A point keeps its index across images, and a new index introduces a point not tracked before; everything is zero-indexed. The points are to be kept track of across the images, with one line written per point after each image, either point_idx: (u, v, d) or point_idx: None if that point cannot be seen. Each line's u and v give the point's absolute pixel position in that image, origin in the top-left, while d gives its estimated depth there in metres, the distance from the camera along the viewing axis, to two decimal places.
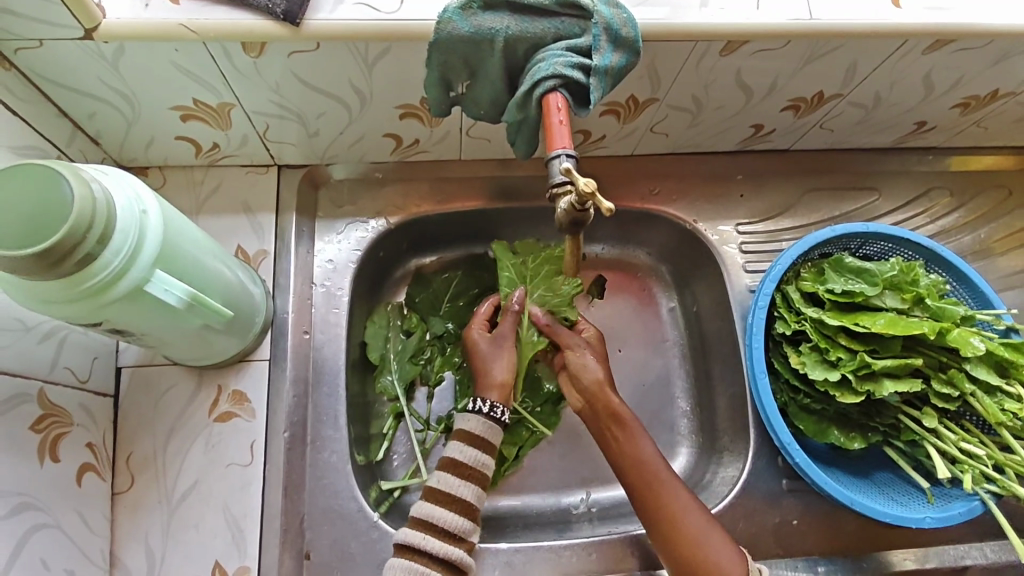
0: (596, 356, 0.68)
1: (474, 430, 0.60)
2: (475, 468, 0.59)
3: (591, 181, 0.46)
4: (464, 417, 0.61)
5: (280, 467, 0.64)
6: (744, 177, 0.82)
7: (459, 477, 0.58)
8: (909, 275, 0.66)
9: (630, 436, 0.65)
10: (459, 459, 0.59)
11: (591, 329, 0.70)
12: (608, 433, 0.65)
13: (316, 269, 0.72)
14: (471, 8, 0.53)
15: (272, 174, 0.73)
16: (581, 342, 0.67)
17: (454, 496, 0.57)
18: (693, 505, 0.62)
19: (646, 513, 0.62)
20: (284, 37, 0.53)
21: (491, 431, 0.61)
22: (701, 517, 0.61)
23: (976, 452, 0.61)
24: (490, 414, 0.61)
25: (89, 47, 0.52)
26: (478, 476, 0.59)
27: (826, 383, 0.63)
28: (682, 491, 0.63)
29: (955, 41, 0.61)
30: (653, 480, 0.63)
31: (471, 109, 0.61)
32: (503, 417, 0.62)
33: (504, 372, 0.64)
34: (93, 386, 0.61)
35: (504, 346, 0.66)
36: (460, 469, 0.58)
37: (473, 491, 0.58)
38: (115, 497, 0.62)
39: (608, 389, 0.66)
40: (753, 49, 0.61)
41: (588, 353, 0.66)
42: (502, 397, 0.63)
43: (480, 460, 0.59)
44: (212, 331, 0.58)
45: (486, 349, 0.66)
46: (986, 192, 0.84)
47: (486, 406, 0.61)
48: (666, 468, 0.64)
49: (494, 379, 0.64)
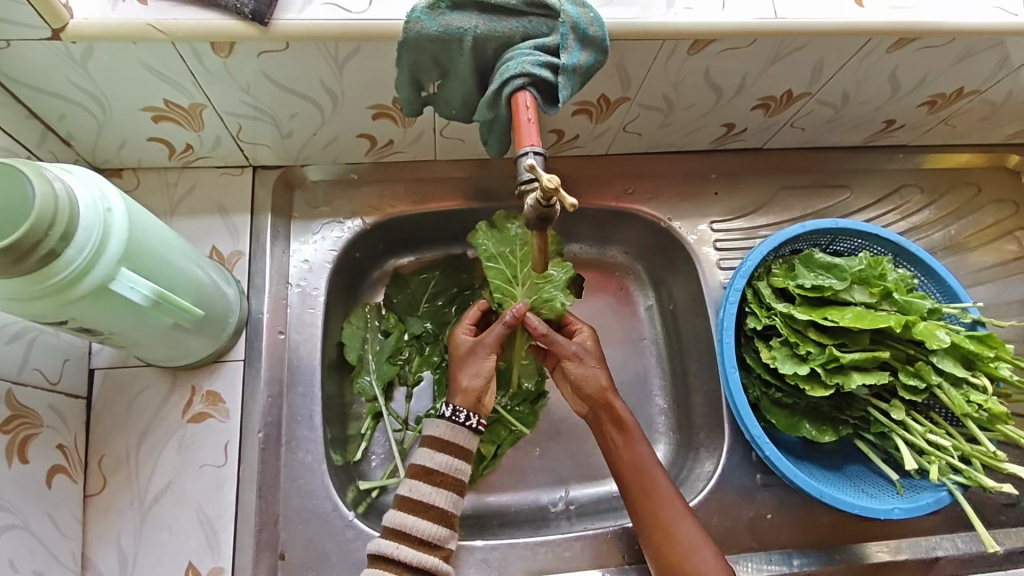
0: (596, 361, 0.68)
1: (444, 436, 0.59)
2: (447, 474, 0.59)
3: (554, 176, 0.47)
4: (433, 423, 0.61)
5: (255, 467, 0.64)
6: (718, 175, 0.83)
7: (432, 484, 0.58)
8: (876, 269, 0.67)
9: (632, 441, 0.66)
10: (429, 466, 0.58)
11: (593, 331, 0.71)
12: (611, 439, 0.67)
13: (292, 269, 0.72)
14: (439, 9, 0.54)
15: (247, 177, 0.73)
16: (580, 351, 0.67)
17: (427, 504, 0.57)
18: (685, 515, 0.63)
19: (641, 519, 0.63)
20: (252, 36, 0.53)
21: (458, 435, 0.60)
22: (693, 524, 0.62)
23: (942, 443, 0.62)
24: (454, 418, 0.60)
25: (58, 47, 0.52)
26: (452, 482, 0.59)
27: (797, 376, 0.64)
28: (676, 498, 0.64)
29: (917, 39, 0.62)
30: (651, 486, 0.64)
31: (443, 109, 0.62)
32: (467, 421, 0.60)
33: (472, 380, 0.64)
34: (64, 388, 0.61)
35: (481, 355, 0.65)
36: (432, 476, 0.58)
37: (447, 498, 0.58)
38: (87, 499, 0.62)
39: (612, 395, 0.67)
40: (719, 48, 0.62)
41: (590, 360, 0.67)
42: (466, 404, 0.62)
43: (453, 466, 0.59)
44: (184, 331, 0.58)
45: (464, 354, 0.66)
46: (955, 189, 0.86)
47: (450, 410, 0.61)
48: (662, 476, 0.65)
49: (461, 384, 0.64)
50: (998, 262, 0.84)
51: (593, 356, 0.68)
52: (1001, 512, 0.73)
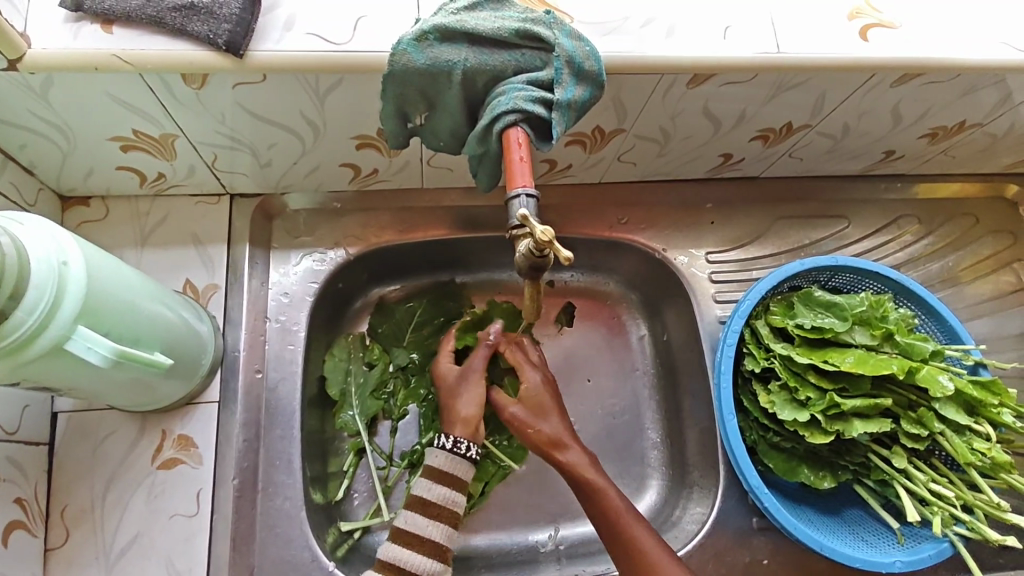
0: (549, 415, 0.65)
1: (443, 467, 0.58)
2: (444, 506, 0.57)
3: (549, 228, 0.45)
4: (432, 453, 0.59)
5: (228, 517, 0.61)
6: (714, 205, 0.81)
7: (428, 517, 0.56)
8: (878, 310, 0.65)
9: (595, 494, 0.62)
10: (426, 498, 0.57)
11: (533, 380, 0.66)
12: (579, 491, 0.63)
13: (270, 303, 0.69)
14: (426, 40, 0.51)
15: (223, 205, 0.70)
16: (523, 408, 0.65)
17: (422, 538, 0.56)
18: (659, 547, 0.59)
19: (621, 565, 0.60)
20: (226, 68, 0.50)
21: (457, 467, 0.58)
22: (666, 556, 0.59)
23: (945, 494, 0.60)
24: (454, 449, 0.58)
25: (14, 77, 0.48)
26: (448, 514, 0.57)
27: (796, 423, 0.62)
28: (648, 535, 0.60)
29: (922, 75, 0.60)
30: (624, 533, 0.60)
31: (431, 141, 0.58)
32: (468, 452, 0.59)
33: (470, 407, 0.62)
34: (23, 437, 0.57)
35: (472, 379, 0.65)
36: (428, 509, 0.57)
37: (443, 531, 0.56)
38: (48, 554, 0.58)
39: (557, 451, 0.63)
40: (720, 81, 0.59)
41: (529, 425, 0.64)
42: (468, 432, 0.61)
43: (451, 498, 0.57)
44: (153, 379, 0.55)
45: (453, 382, 0.65)
46: (954, 219, 0.84)
47: (450, 441, 0.59)
48: (631, 516, 0.61)
49: (459, 415, 0.62)
50: (995, 294, 0.82)
51: (540, 410, 0.65)
52: (1000, 555, 0.71)
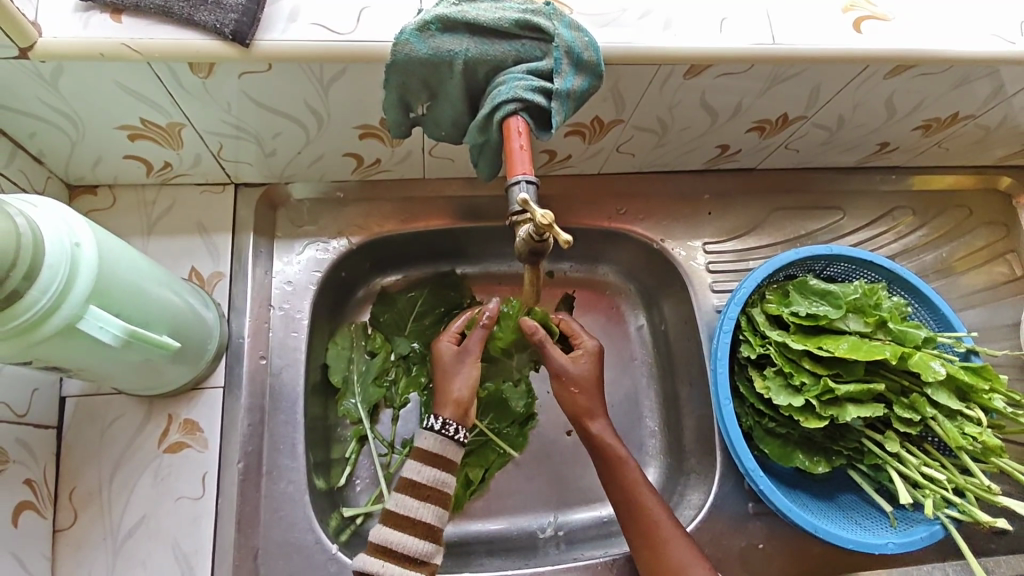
0: (594, 390, 0.66)
1: (431, 449, 0.59)
2: (434, 487, 0.58)
3: (549, 212, 0.46)
4: (421, 436, 0.60)
5: (233, 500, 0.62)
6: (712, 196, 0.82)
7: (417, 498, 0.57)
8: (871, 298, 0.66)
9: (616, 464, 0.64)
10: (415, 480, 0.58)
11: (593, 345, 0.68)
12: (600, 460, 0.65)
13: (273, 291, 0.70)
14: (429, 30, 0.52)
15: (228, 195, 0.71)
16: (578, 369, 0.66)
17: (413, 519, 0.57)
18: (663, 511, 0.63)
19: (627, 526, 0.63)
20: (233, 58, 0.51)
21: (447, 449, 0.59)
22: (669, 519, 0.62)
23: (937, 477, 0.62)
24: (443, 431, 0.59)
25: (26, 66, 0.50)
26: (438, 495, 0.58)
27: (791, 407, 0.63)
28: (655, 498, 0.63)
29: (915, 66, 0.61)
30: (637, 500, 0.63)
31: (432, 130, 0.59)
32: (456, 434, 0.60)
33: (463, 390, 0.63)
34: (32, 419, 0.58)
35: (467, 362, 0.65)
36: (418, 490, 0.58)
37: (433, 511, 0.57)
38: (57, 534, 0.59)
39: (586, 420, 0.66)
40: (715, 73, 0.60)
41: (578, 392, 0.66)
42: (457, 415, 0.61)
43: (440, 479, 0.58)
44: (160, 362, 0.56)
45: (449, 361, 0.65)
46: (947, 210, 0.85)
47: (440, 423, 0.60)
48: (643, 484, 0.64)
49: (451, 395, 0.62)
50: (988, 285, 0.84)
51: (591, 381, 0.66)
52: (991, 541, 0.72)
